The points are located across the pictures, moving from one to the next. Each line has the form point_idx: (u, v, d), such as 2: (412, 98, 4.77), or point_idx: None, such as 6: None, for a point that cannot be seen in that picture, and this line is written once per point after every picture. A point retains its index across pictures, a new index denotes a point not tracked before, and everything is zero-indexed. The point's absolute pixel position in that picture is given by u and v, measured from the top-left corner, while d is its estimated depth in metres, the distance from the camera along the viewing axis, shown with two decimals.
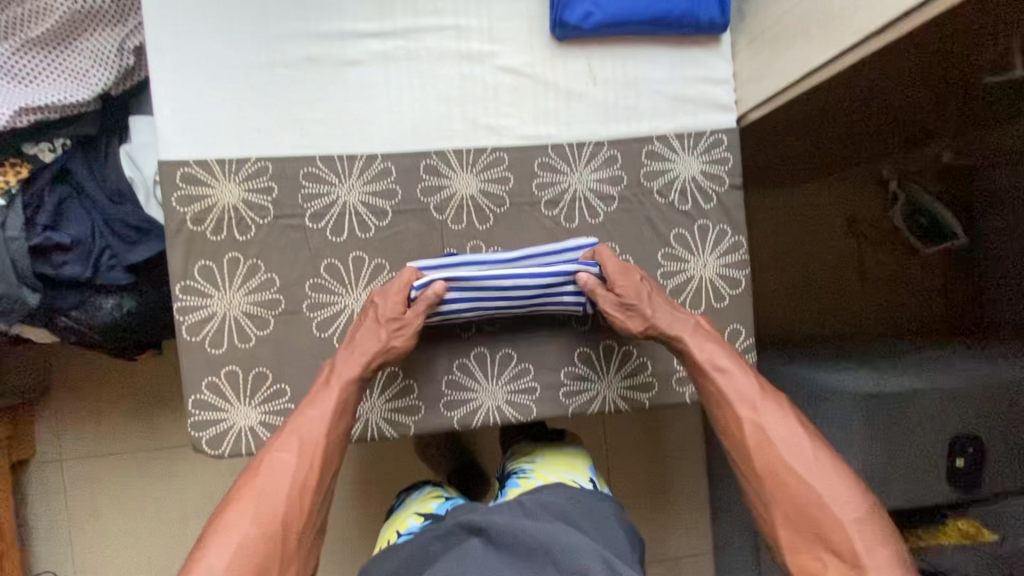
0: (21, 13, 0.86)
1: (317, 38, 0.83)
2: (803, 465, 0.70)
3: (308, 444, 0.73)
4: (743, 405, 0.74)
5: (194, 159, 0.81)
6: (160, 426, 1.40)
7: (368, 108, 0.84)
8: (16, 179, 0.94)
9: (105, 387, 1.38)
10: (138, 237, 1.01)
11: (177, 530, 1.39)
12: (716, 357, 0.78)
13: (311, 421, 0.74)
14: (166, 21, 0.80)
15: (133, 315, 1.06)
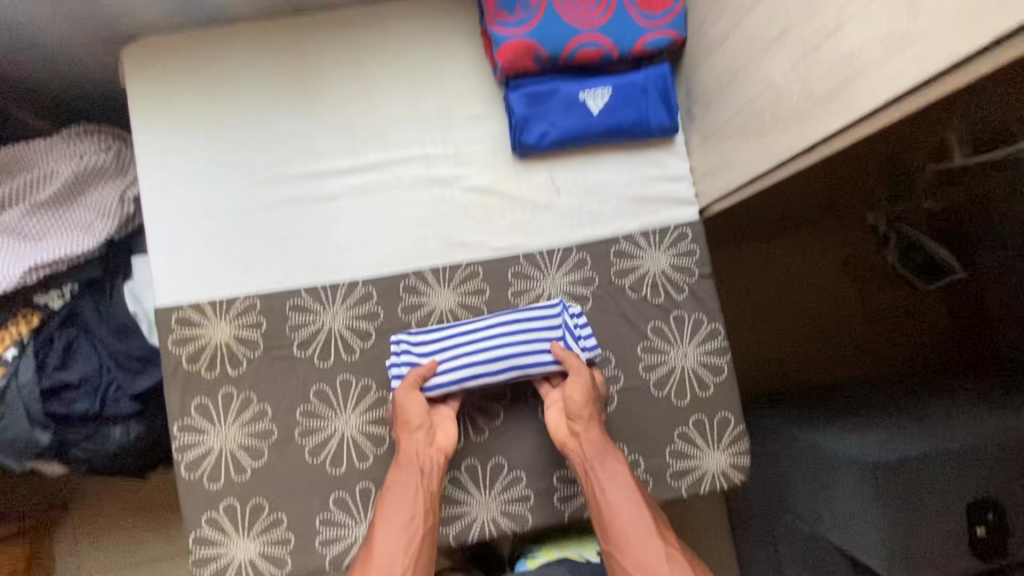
0: (29, 182, 0.97)
1: (297, 179, 0.89)
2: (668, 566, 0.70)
3: (382, 561, 0.72)
4: (657, 540, 0.73)
5: (187, 302, 0.86)
6: (177, 537, 1.40)
7: (349, 238, 0.89)
8: (28, 328, 1.01)
9: (113, 506, 1.40)
10: (142, 366, 1.06)
11: None
12: (620, 481, 0.78)
13: (383, 541, 0.74)
14: (159, 179, 0.88)
15: (141, 440, 1.08)
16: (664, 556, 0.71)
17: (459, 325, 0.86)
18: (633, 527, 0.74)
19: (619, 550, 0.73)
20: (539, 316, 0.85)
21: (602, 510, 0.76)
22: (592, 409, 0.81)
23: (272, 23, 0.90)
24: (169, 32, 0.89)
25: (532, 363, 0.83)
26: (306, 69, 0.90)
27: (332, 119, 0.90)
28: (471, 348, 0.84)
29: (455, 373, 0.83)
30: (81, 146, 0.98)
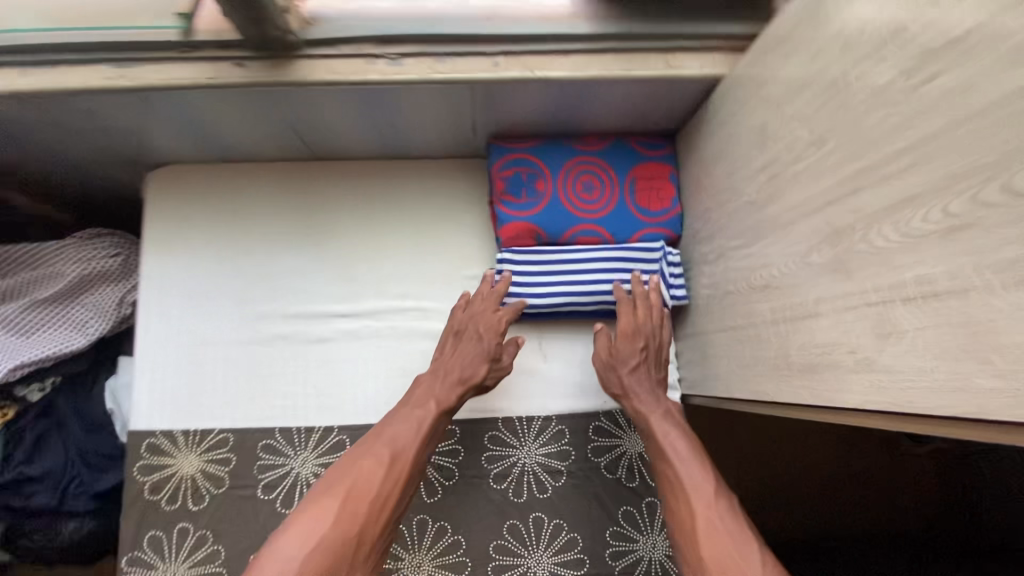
0: (35, 278, 0.99)
1: (289, 319, 0.92)
2: (709, 506, 0.69)
3: (395, 456, 0.77)
4: (698, 495, 0.71)
5: (161, 430, 0.87)
6: None
7: (331, 382, 0.90)
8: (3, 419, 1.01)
9: None
10: (103, 465, 1.05)
11: None
12: (683, 442, 0.77)
13: (397, 433, 0.78)
14: (158, 301, 0.90)
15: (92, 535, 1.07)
16: (707, 507, 0.69)
17: (559, 253, 0.89)
18: (680, 476, 0.73)
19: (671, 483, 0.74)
20: (637, 257, 0.88)
21: (661, 449, 0.77)
22: (651, 330, 0.86)
23: (291, 169, 0.96)
24: (192, 166, 0.95)
25: (618, 301, 0.89)
26: (319, 215, 0.95)
27: (333, 265, 0.94)
28: (570, 276, 0.89)
29: (549, 299, 0.89)
30: (90, 251, 1.02)
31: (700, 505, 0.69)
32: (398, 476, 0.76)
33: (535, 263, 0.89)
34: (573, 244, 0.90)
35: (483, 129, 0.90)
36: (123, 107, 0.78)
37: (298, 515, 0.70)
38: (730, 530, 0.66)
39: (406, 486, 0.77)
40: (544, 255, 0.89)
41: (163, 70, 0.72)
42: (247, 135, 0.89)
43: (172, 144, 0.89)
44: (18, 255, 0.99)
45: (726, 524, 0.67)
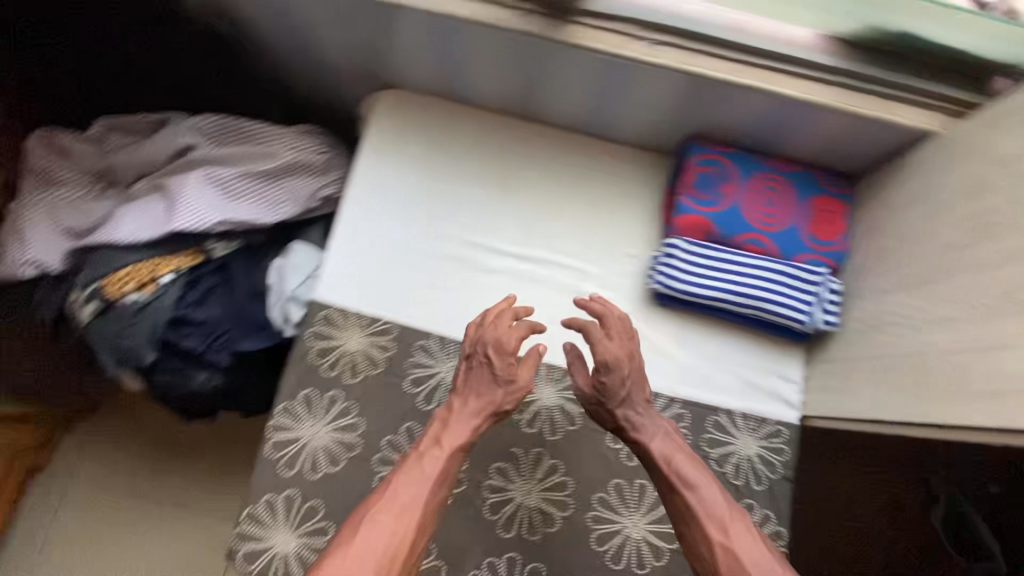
0: (255, 153, 1.13)
1: (466, 244, 1.02)
2: (725, 537, 0.77)
3: (407, 511, 0.77)
4: (711, 524, 0.79)
5: (338, 304, 0.98)
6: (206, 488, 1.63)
7: (489, 309, 0.99)
8: (188, 264, 1.11)
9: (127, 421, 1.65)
10: (252, 331, 1.16)
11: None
12: (689, 471, 0.84)
13: (412, 491, 0.79)
14: (363, 197, 1.03)
15: (218, 389, 1.17)
16: (722, 537, 0.77)
17: (731, 253, 0.95)
18: (693, 508, 0.81)
19: (684, 511, 0.82)
20: (801, 276, 0.94)
21: (672, 484, 0.83)
22: (631, 360, 0.90)
23: (500, 118, 1.07)
24: (419, 94, 1.08)
25: (771, 311, 0.95)
26: (513, 164, 1.06)
27: (514, 210, 1.04)
28: (734, 275, 0.95)
29: (709, 291, 0.96)
30: (305, 143, 1.15)
31: (715, 539, 0.77)
32: (414, 521, 0.77)
33: (707, 255, 0.95)
34: (742, 249, 0.97)
35: (686, 128, 1.00)
36: (406, 26, 0.92)
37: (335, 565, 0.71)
38: (746, 556, 0.75)
39: (421, 529, 0.78)
40: (717, 251, 0.96)
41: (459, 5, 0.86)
42: (480, 78, 1.00)
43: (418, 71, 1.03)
44: (248, 129, 1.14)
45: (741, 552, 0.76)
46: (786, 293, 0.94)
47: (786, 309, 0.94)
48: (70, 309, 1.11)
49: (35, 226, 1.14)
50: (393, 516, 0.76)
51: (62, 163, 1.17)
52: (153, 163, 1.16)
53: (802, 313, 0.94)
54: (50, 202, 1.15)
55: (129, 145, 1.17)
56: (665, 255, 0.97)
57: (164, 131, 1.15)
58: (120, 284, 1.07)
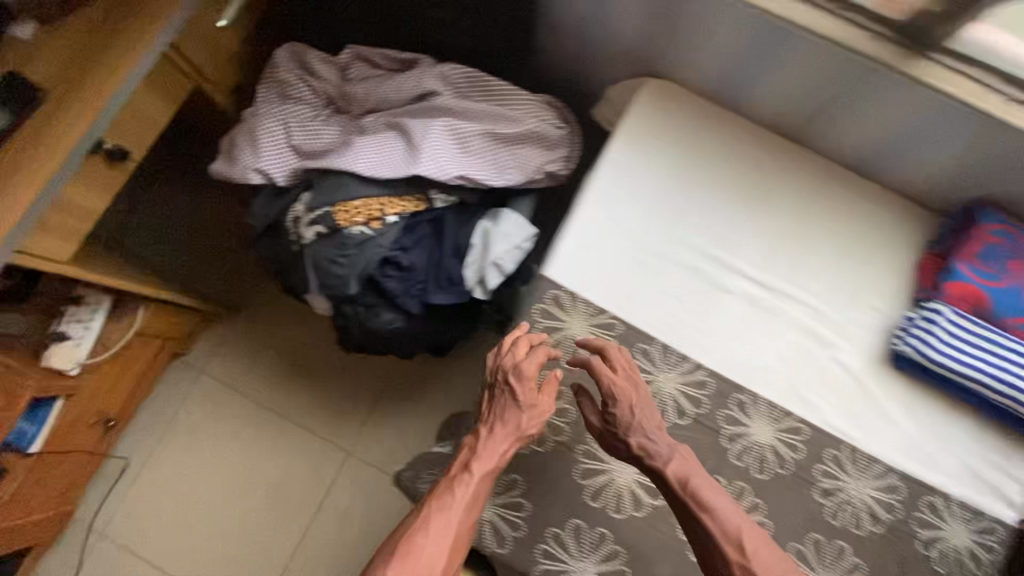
0: (498, 114, 1.11)
1: (705, 255, 0.97)
2: (753, 566, 0.78)
3: (444, 531, 0.80)
4: (730, 547, 0.79)
5: (566, 288, 0.95)
6: (327, 410, 1.75)
7: (717, 329, 0.95)
8: (411, 210, 1.12)
9: (266, 327, 1.78)
10: (447, 286, 1.17)
11: (254, 478, 1.71)
12: (706, 492, 0.82)
13: (448, 514, 0.81)
14: (610, 183, 0.99)
15: (398, 331, 1.22)
16: (740, 556, 0.78)
17: (1005, 336, 0.88)
18: (711, 531, 0.80)
19: (711, 542, 0.80)
20: None
21: (694, 513, 0.82)
22: (636, 390, 0.88)
23: (766, 133, 1.01)
24: (686, 90, 1.03)
25: None
26: (772, 185, 1.00)
27: (763, 233, 0.98)
28: (1005, 361, 0.88)
29: (971, 370, 0.88)
30: (546, 115, 1.12)
31: (733, 559, 0.78)
32: (452, 544, 0.81)
33: (977, 332, 0.89)
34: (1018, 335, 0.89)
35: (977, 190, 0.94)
36: (728, 20, 0.89)
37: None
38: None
39: (457, 546, 0.81)
40: (989, 330, 0.89)
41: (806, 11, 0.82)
42: (772, 90, 0.95)
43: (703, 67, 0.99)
44: (496, 88, 1.12)
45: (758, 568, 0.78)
46: None
47: None
48: (291, 225, 1.13)
49: (271, 136, 1.16)
50: (432, 538, 0.80)
51: (306, 82, 1.19)
52: (391, 100, 1.15)
53: None
54: (287, 117, 1.17)
55: (373, 78, 1.16)
56: (925, 320, 0.91)
57: (412, 72, 1.13)
58: (350, 216, 1.08)
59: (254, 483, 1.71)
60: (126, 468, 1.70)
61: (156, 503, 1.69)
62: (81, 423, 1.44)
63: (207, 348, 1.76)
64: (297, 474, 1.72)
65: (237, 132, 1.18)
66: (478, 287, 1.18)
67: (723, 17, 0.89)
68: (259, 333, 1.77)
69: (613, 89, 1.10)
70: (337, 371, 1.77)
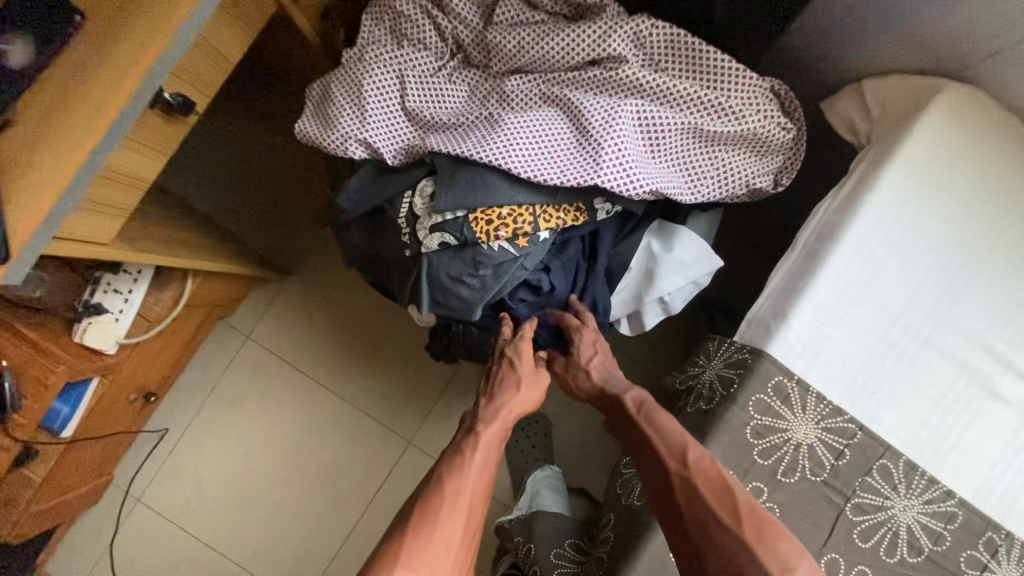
0: (705, 102, 0.80)
1: (981, 348, 0.72)
2: (684, 476, 0.67)
3: (453, 498, 0.76)
4: (671, 459, 0.69)
5: (796, 375, 0.71)
6: (382, 396, 1.52)
7: (979, 446, 0.73)
8: (566, 223, 0.84)
9: (319, 296, 1.52)
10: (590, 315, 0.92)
11: (300, 463, 1.51)
12: (660, 415, 0.75)
13: (457, 482, 0.77)
14: (871, 233, 0.72)
15: None
16: (682, 469, 0.68)
17: None
18: (655, 447, 0.71)
19: (650, 464, 0.71)
20: None
21: (639, 436, 0.74)
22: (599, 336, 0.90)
23: None
24: (993, 109, 0.73)
25: None
26: None
27: None
28: None
29: None
30: (770, 110, 0.81)
31: (676, 473, 0.68)
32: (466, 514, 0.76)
33: None
34: None
35: None
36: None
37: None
38: (712, 496, 0.65)
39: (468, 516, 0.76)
40: None
41: None
42: None
43: None
44: (708, 62, 0.79)
45: (703, 486, 0.67)
46: None
47: None
48: (405, 222, 0.86)
49: (380, 93, 0.84)
50: (451, 518, 0.74)
51: (432, 19, 0.86)
52: (553, 61, 0.83)
53: None
54: (403, 66, 0.85)
55: (529, 26, 0.82)
56: None
57: (590, 24, 0.80)
58: (490, 228, 0.81)
59: (303, 469, 1.51)
60: (161, 439, 1.51)
61: (195, 479, 1.50)
62: (118, 401, 1.23)
63: (253, 312, 1.52)
64: (352, 463, 1.52)
65: (333, 81, 0.87)
66: (625, 319, 0.95)
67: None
68: (315, 301, 1.52)
69: (873, 82, 0.79)
70: (402, 352, 1.53)
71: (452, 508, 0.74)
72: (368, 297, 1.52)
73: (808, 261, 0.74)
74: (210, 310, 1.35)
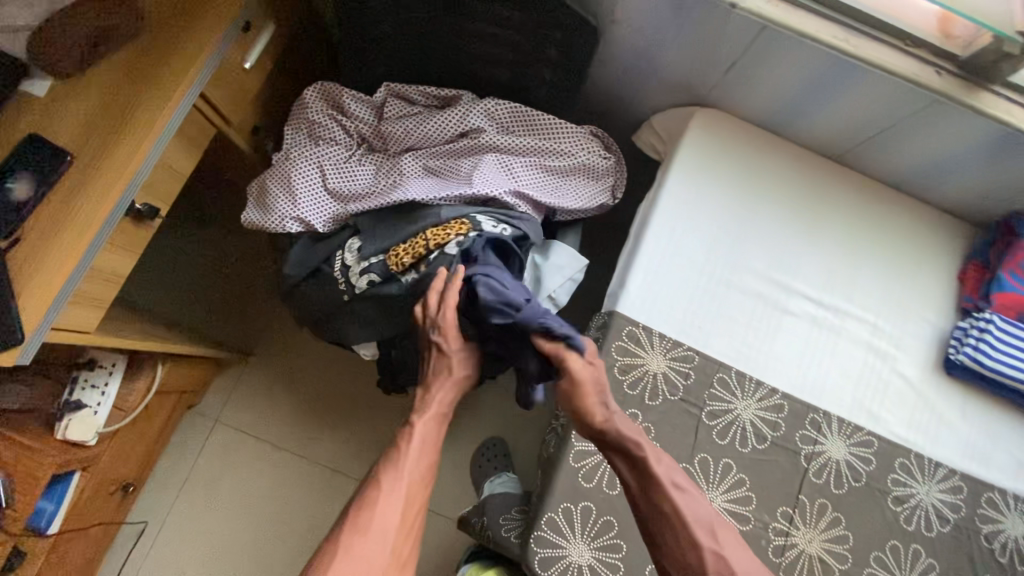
0: (545, 149, 1.11)
1: (767, 280, 1.00)
2: (715, 546, 0.81)
3: (403, 479, 0.86)
4: (702, 529, 0.82)
5: (641, 323, 0.96)
6: (352, 450, 1.65)
7: (785, 350, 0.98)
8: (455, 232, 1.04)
9: (279, 368, 1.68)
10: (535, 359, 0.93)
11: (280, 531, 1.59)
12: (683, 480, 0.85)
13: (407, 460, 0.88)
14: (671, 215, 1.01)
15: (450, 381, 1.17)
16: (711, 542, 0.82)
17: None
18: (688, 514, 0.82)
19: (676, 527, 0.82)
20: None
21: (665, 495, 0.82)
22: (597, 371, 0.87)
23: (814, 156, 1.05)
24: (734, 117, 1.05)
25: None
26: (822, 206, 1.04)
27: (819, 252, 1.02)
28: None
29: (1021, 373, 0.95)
30: (592, 146, 1.13)
31: (708, 546, 0.81)
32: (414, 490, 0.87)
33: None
34: None
35: (1018, 203, 0.99)
36: (796, 56, 0.89)
37: (348, 544, 0.80)
38: (736, 563, 0.81)
39: (419, 490, 0.88)
40: None
41: (878, 53, 0.81)
42: (825, 119, 0.98)
43: (746, 100, 1.02)
44: (540, 122, 1.11)
45: (728, 555, 0.82)
46: None
47: None
48: (340, 274, 1.10)
49: (306, 181, 1.10)
50: (401, 490, 0.86)
51: (338, 122, 1.14)
52: (432, 138, 1.12)
53: None
54: (321, 158, 1.12)
55: (410, 116, 1.12)
56: (978, 329, 0.97)
57: (453, 109, 1.10)
58: (399, 259, 1.05)
59: (283, 535, 1.59)
60: (142, 533, 1.57)
61: (178, 567, 1.55)
62: (100, 491, 1.33)
63: (220, 394, 1.66)
64: (331, 518, 1.62)
65: (267, 178, 1.12)
66: None
67: (789, 52, 0.89)
68: (276, 373, 1.68)
69: (657, 116, 1.11)
70: (363, 404, 1.68)
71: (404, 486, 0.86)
72: (326, 361, 1.70)
73: (635, 243, 1.01)
74: (182, 397, 1.51)
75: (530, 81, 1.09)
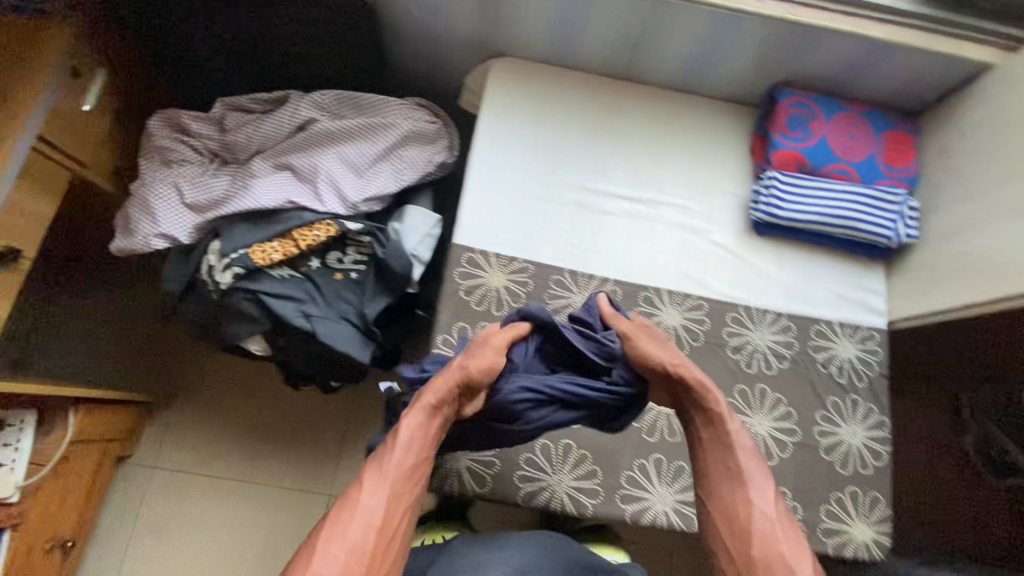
0: (375, 124, 1.23)
1: (583, 189, 1.13)
2: (773, 519, 0.79)
3: (392, 482, 0.77)
4: (764, 502, 0.80)
5: (476, 248, 1.08)
6: (293, 461, 1.69)
7: (609, 244, 1.11)
8: (325, 234, 1.17)
9: (208, 400, 1.73)
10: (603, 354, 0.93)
11: (236, 556, 1.61)
12: (747, 448, 0.85)
13: (397, 458, 0.79)
14: (487, 151, 1.13)
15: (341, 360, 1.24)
16: (767, 510, 0.79)
17: (824, 182, 1.09)
18: (750, 481, 0.82)
19: (733, 486, 0.82)
20: (879, 199, 1.09)
21: (734, 465, 0.83)
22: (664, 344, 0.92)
23: (602, 78, 1.20)
24: (525, 59, 1.20)
25: (861, 227, 1.09)
26: (619, 118, 1.18)
27: (624, 156, 1.16)
28: (823, 196, 1.09)
29: (807, 214, 1.08)
30: (417, 114, 1.25)
31: (771, 517, 0.79)
32: (398, 491, 0.77)
33: (802, 182, 1.09)
34: (827, 177, 1.11)
35: (775, 78, 1.15)
36: None
37: (320, 547, 0.72)
38: (786, 542, 0.77)
39: (413, 493, 0.79)
40: (807, 178, 1.10)
41: None
42: (594, 42, 1.14)
43: (529, 43, 1.17)
44: (364, 103, 1.23)
45: (785, 540, 0.77)
46: (868, 210, 1.09)
47: (871, 225, 1.09)
48: (206, 274, 1.18)
49: (163, 200, 1.19)
50: (387, 489, 0.77)
51: (186, 143, 1.25)
52: (272, 137, 1.23)
53: (884, 228, 1.09)
54: (174, 178, 1.21)
55: (248, 122, 1.23)
56: (765, 186, 1.10)
57: (284, 107, 1.22)
58: (265, 255, 1.15)
59: (240, 560, 1.61)
60: None
61: None
62: (36, 551, 1.35)
63: (153, 439, 1.69)
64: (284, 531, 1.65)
65: (129, 206, 1.21)
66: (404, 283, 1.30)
67: None
68: (206, 406, 1.72)
69: (468, 78, 1.25)
70: (296, 415, 1.73)
71: (394, 489, 0.77)
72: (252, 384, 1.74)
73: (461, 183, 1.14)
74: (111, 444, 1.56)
75: (347, 70, 1.23)
